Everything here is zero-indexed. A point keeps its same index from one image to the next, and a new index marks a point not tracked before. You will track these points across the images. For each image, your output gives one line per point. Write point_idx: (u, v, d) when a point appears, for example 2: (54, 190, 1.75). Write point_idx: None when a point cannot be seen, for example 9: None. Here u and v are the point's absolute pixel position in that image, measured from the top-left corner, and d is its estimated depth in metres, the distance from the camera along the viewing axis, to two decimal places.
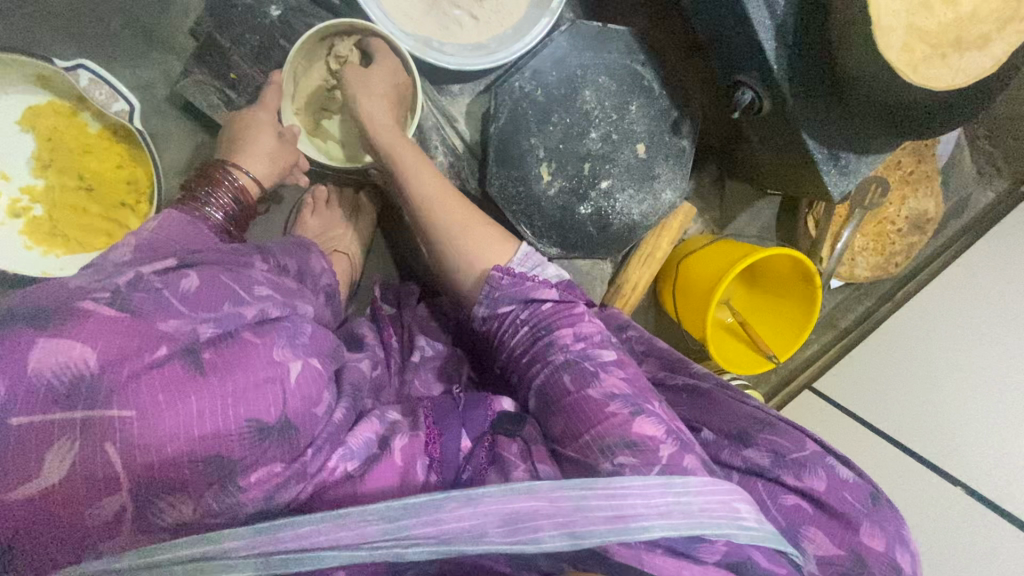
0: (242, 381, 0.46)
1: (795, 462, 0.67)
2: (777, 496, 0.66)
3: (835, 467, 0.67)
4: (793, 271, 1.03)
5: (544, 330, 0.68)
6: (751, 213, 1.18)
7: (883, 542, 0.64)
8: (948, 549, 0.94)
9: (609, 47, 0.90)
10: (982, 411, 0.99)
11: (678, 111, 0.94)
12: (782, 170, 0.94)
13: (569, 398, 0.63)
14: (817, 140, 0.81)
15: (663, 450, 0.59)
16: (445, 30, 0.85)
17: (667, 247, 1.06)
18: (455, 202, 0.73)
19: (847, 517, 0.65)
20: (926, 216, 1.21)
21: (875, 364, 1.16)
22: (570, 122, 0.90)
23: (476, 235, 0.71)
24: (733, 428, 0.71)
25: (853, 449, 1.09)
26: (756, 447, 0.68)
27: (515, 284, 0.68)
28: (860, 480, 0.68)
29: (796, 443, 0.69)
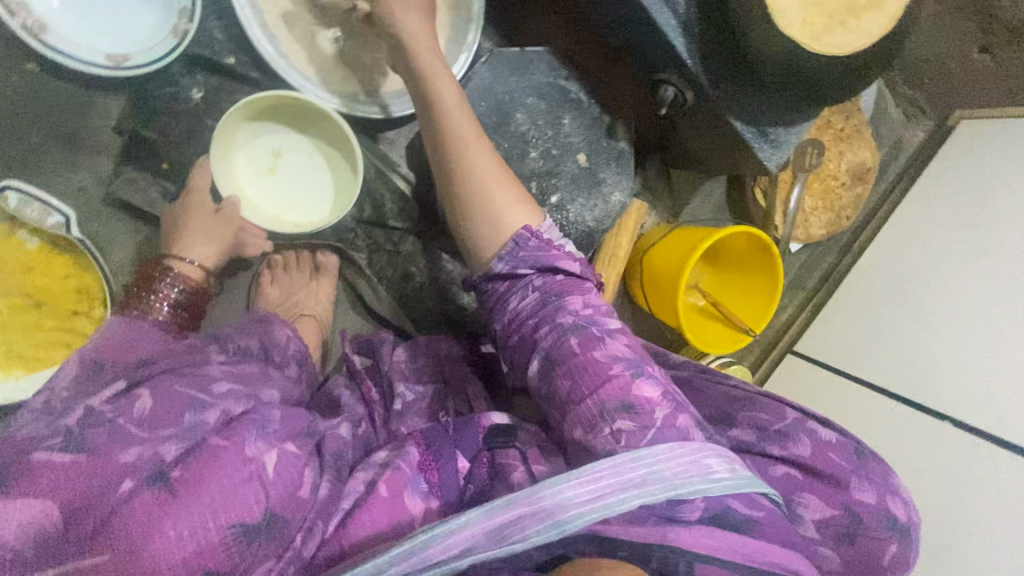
0: (219, 488, 0.46)
1: (775, 433, 0.68)
2: (767, 469, 0.67)
3: (816, 431, 0.68)
4: (750, 245, 1.07)
5: (557, 293, 0.65)
6: (702, 196, 1.22)
7: (869, 493, 0.65)
8: (953, 492, 0.94)
9: (532, 67, 0.91)
10: (957, 343, 1.00)
11: (610, 116, 0.97)
12: (718, 152, 0.98)
13: (574, 359, 0.61)
14: (744, 121, 0.84)
15: (658, 411, 0.58)
16: (368, 79, 0.85)
17: (625, 245, 1.09)
18: (483, 147, 0.68)
19: (832, 476, 0.65)
20: (866, 166, 1.26)
21: (854, 309, 1.19)
22: (508, 146, 0.91)
23: (511, 194, 0.67)
24: (716, 411, 0.72)
25: (836, 400, 1.14)
26: (740, 427, 0.70)
27: (543, 251, 0.65)
28: (840, 437, 0.68)
29: (778, 415, 0.70)
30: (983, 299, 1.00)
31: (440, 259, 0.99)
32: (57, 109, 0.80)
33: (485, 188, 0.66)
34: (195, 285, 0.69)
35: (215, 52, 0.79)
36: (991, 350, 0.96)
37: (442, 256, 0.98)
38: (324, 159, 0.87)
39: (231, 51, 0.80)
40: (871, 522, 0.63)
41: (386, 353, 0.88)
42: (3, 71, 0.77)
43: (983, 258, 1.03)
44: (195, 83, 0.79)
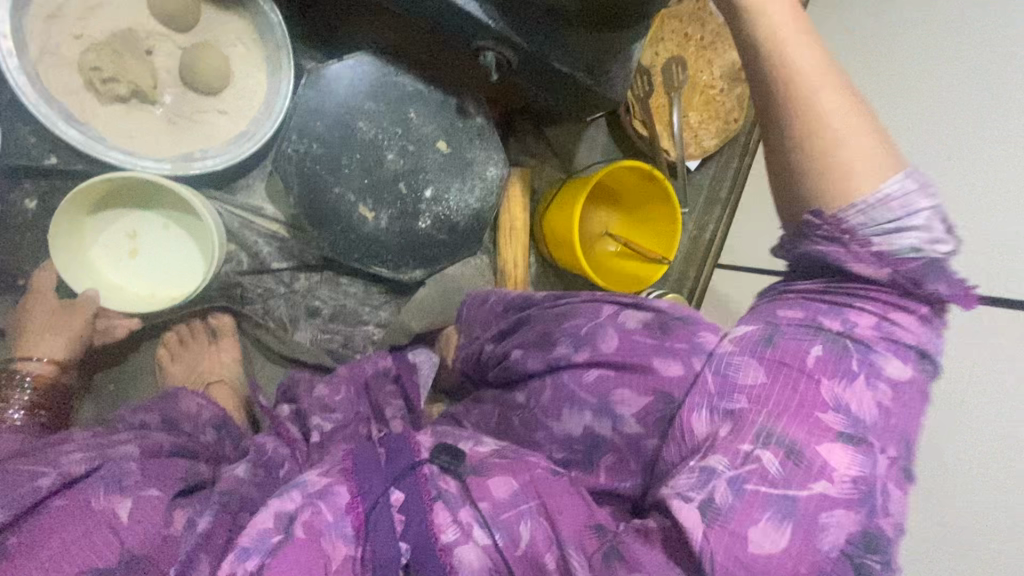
0: (65, 536, 0.53)
1: (584, 335, 0.70)
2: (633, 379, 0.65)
3: (623, 322, 0.69)
4: (637, 177, 1.07)
5: (825, 297, 0.52)
6: (587, 144, 1.21)
7: (678, 366, 0.64)
8: (965, 371, 0.77)
9: (358, 72, 0.89)
10: (956, 180, 0.81)
11: (457, 95, 0.95)
12: (569, 100, 0.98)
13: (788, 368, 0.51)
14: (570, 65, 0.84)
15: (817, 490, 0.47)
16: (200, 137, 0.86)
17: (522, 216, 1.09)
18: (861, 124, 0.50)
19: (638, 364, 0.66)
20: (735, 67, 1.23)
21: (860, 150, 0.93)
22: (361, 157, 0.90)
23: (864, 141, 0.50)
24: (588, 326, 0.71)
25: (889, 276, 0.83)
26: (610, 339, 0.69)
27: (834, 244, 0.50)
28: (647, 318, 0.69)
29: (592, 315, 0.72)
30: (984, 114, 0.80)
31: (340, 285, 0.99)
32: None
33: (826, 159, 0.50)
34: (45, 384, 0.74)
35: (32, 155, 0.78)
36: (1017, 164, 0.75)
37: (337, 280, 0.99)
38: (180, 230, 0.88)
39: (49, 151, 0.79)
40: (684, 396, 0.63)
41: (306, 392, 0.86)
42: None
43: (970, 64, 0.82)
44: (26, 193, 0.80)
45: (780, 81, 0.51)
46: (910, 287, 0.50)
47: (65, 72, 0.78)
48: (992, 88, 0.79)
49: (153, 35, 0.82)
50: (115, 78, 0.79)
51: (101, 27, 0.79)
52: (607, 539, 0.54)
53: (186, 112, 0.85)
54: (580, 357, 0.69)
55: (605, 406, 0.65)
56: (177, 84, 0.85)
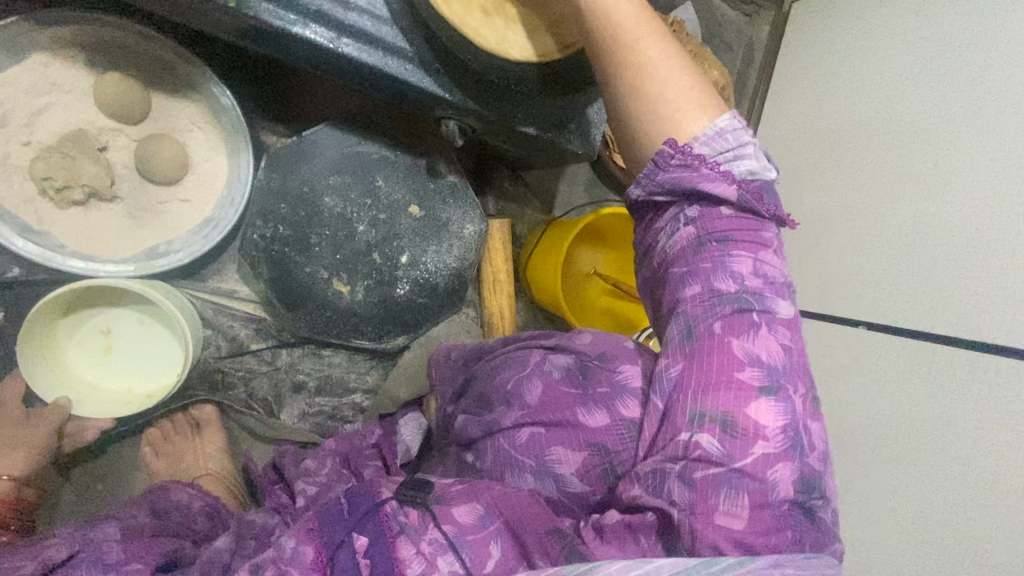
0: None
1: (512, 390, 0.66)
2: (569, 433, 0.60)
3: (549, 370, 0.67)
4: (620, 221, 1.05)
5: (706, 249, 0.52)
6: (568, 181, 1.17)
7: (605, 414, 0.61)
8: (902, 380, 0.83)
9: (318, 146, 0.86)
10: (930, 196, 0.86)
11: (425, 157, 0.92)
12: (541, 152, 0.95)
13: (710, 347, 0.50)
14: (538, 125, 0.81)
15: (759, 452, 0.47)
16: (164, 228, 0.84)
17: (505, 267, 1.05)
18: (679, 73, 0.53)
19: (564, 417, 0.61)
20: (719, 85, 1.20)
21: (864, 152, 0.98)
22: (331, 231, 0.87)
23: (685, 112, 0.53)
24: (512, 381, 0.68)
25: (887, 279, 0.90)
26: (532, 385, 0.65)
27: (687, 171, 0.52)
28: (571, 361, 0.68)
29: (520, 366, 0.69)
30: (965, 146, 0.84)
31: (322, 356, 0.97)
32: None
33: (651, 124, 0.54)
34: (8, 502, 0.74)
35: None
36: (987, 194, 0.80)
37: (319, 352, 0.97)
38: (154, 325, 0.86)
39: (11, 262, 0.80)
40: (617, 442, 0.59)
41: (292, 466, 0.84)
42: None
43: (943, 99, 0.88)
44: None
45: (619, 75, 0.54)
46: (754, 207, 0.52)
47: (16, 182, 0.76)
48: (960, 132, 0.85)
49: (102, 132, 0.79)
50: (67, 185, 0.77)
51: (47, 131, 0.77)
52: (567, 542, 0.50)
53: (146, 206, 0.83)
54: (503, 422, 0.63)
55: (546, 470, 0.59)
56: (134, 180, 0.82)
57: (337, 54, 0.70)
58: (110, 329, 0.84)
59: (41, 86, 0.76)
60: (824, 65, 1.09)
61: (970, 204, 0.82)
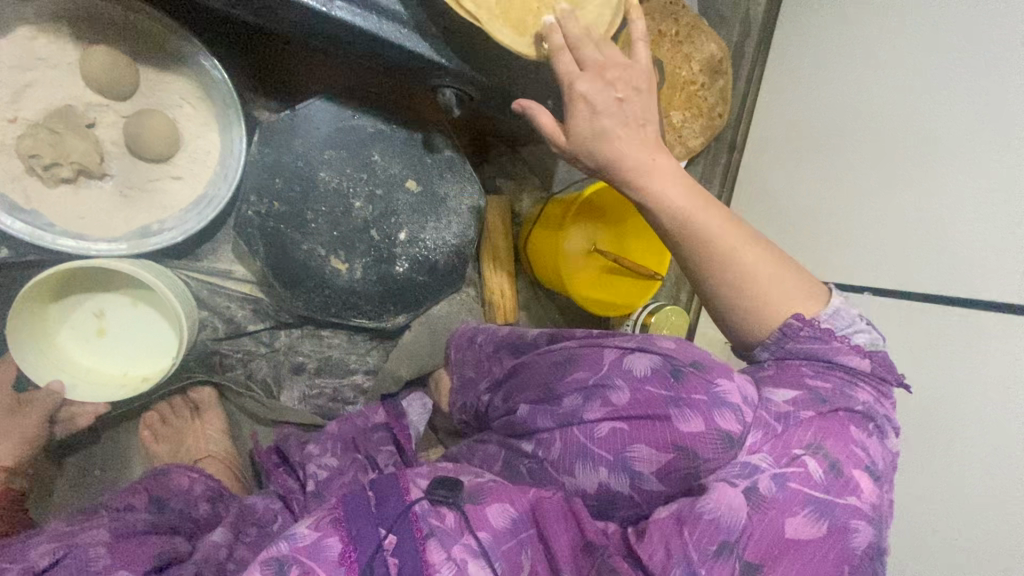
0: None
1: (592, 387, 0.62)
2: (657, 434, 0.57)
3: (630, 368, 0.62)
4: (624, 194, 1.02)
5: (835, 369, 0.57)
6: (566, 157, 1.15)
7: (699, 419, 0.56)
8: (923, 354, 0.84)
9: (312, 121, 0.84)
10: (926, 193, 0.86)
11: (421, 131, 0.90)
12: (539, 122, 0.93)
13: (834, 414, 0.54)
14: (536, 92, 0.79)
15: (852, 503, 0.50)
16: (156, 207, 0.82)
17: (504, 241, 1.04)
18: (788, 279, 0.58)
19: (648, 416, 0.58)
20: (716, 57, 1.18)
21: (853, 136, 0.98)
22: (328, 208, 0.85)
23: (790, 295, 0.58)
24: (592, 375, 0.63)
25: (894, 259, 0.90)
26: (615, 384, 0.61)
27: (820, 343, 0.57)
28: (657, 362, 0.62)
29: (595, 364, 0.65)
30: (966, 144, 0.82)
31: (322, 338, 0.95)
32: None
33: (757, 309, 0.58)
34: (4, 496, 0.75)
35: None
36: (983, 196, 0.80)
37: (318, 333, 0.95)
38: (148, 307, 0.84)
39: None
40: (709, 452, 0.55)
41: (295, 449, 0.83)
42: None
43: (947, 93, 0.85)
44: None
45: (728, 280, 0.58)
46: (883, 375, 0.57)
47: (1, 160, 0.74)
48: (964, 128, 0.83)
49: (90, 108, 0.77)
50: (56, 163, 0.76)
51: (32, 107, 0.75)
52: (601, 555, 0.52)
53: (137, 184, 0.82)
54: (587, 413, 0.61)
55: (622, 464, 0.57)
56: (123, 156, 0.81)
57: (327, 19, 0.68)
58: (105, 311, 0.83)
59: (26, 60, 0.74)
60: (818, 48, 1.06)
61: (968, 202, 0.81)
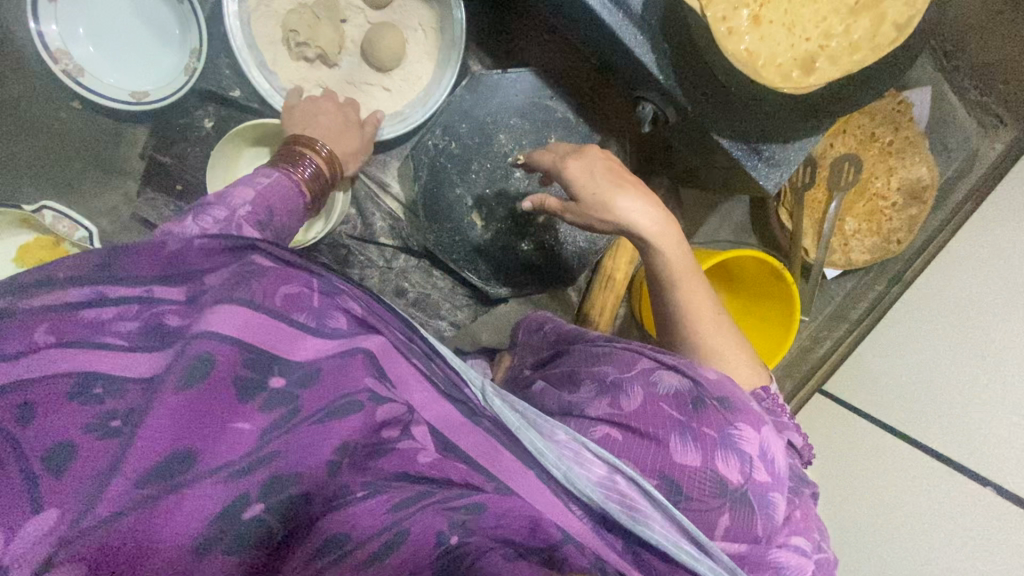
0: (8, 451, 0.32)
1: (609, 384, 0.62)
2: (657, 457, 0.55)
3: (656, 382, 0.61)
4: (764, 272, 0.98)
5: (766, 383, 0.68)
6: (719, 216, 1.14)
7: (698, 455, 0.55)
8: (939, 532, 0.91)
9: (514, 88, 0.90)
10: (947, 425, 0.95)
11: (602, 135, 0.94)
12: (714, 169, 0.92)
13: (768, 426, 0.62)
14: (732, 139, 0.77)
15: (800, 526, 0.57)
16: (362, 103, 0.92)
17: (626, 268, 1.01)
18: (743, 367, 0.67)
19: (654, 434, 0.57)
20: (922, 183, 1.10)
21: (915, 355, 1.02)
22: (492, 167, 0.91)
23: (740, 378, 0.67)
24: (607, 379, 0.63)
25: (884, 483, 0.97)
26: (628, 395, 0.60)
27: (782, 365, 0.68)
28: (685, 386, 0.60)
29: (625, 365, 0.64)
30: (980, 456, 0.92)
31: (431, 276, 1.02)
32: (93, 138, 0.88)
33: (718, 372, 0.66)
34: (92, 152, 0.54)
35: (223, 86, 0.88)
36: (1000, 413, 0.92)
37: (431, 272, 1.02)
38: None
39: (237, 85, 0.88)
40: (699, 489, 0.54)
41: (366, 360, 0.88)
42: (54, 106, 0.86)
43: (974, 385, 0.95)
44: (207, 114, 0.89)
45: (688, 326, 0.67)
46: None
47: (268, 22, 0.88)
48: (997, 352, 0.94)
49: (351, 11, 0.90)
50: (306, 42, 0.87)
51: None
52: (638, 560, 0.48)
53: (358, 80, 0.92)
54: (589, 411, 0.60)
55: None
56: (356, 56, 0.92)
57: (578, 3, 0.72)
58: None
59: None
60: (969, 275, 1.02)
61: (985, 412, 0.93)
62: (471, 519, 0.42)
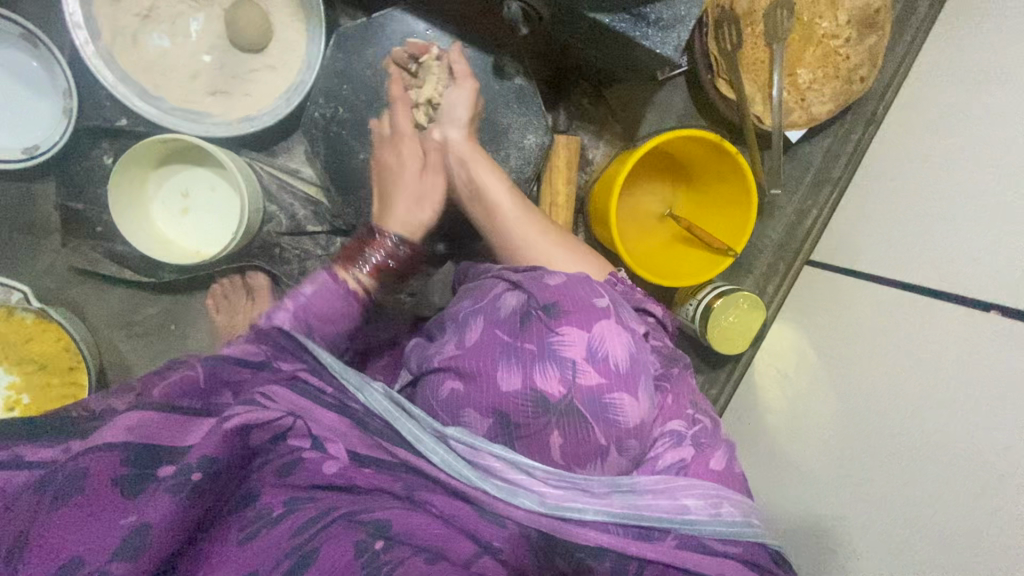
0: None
1: (462, 321, 0.65)
2: (498, 386, 0.59)
3: (498, 308, 0.64)
4: (705, 149, 0.91)
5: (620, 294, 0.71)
6: (658, 109, 1.05)
7: (520, 375, 0.59)
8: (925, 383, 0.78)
9: (386, 33, 0.85)
10: (935, 259, 0.83)
11: (495, 55, 0.88)
12: (617, 55, 0.85)
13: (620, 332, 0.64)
14: (609, 12, 0.71)
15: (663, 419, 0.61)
16: (246, 93, 0.89)
17: (565, 190, 0.95)
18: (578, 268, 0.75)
19: (484, 366, 0.60)
20: (873, 8, 0.97)
21: (893, 199, 0.92)
22: (388, 122, 0.86)
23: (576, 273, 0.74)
24: (460, 318, 0.65)
25: (868, 351, 0.87)
26: (471, 330, 0.63)
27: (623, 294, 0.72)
28: (518, 308, 0.64)
29: (478, 296, 0.67)
30: (966, 279, 0.78)
31: None
32: (11, 204, 0.91)
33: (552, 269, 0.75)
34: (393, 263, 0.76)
35: (107, 119, 0.87)
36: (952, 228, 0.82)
37: None
38: (224, 192, 0.94)
39: (120, 113, 0.87)
40: (523, 410, 0.58)
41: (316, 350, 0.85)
42: None
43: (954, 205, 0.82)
44: (103, 151, 0.88)
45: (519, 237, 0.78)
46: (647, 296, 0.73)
47: (125, 45, 0.84)
48: (951, 168, 0.84)
49: (201, 4, 0.87)
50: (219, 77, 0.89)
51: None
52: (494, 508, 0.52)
53: (237, 72, 0.89)
54: (439, 355, 0.63)
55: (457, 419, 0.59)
56: (224, 48, 0.88)
57: None
58: (194, 193, 0.93)
59: None
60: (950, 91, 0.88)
61: (938, 231, 0.84)
62: (383, 530, 0.46)
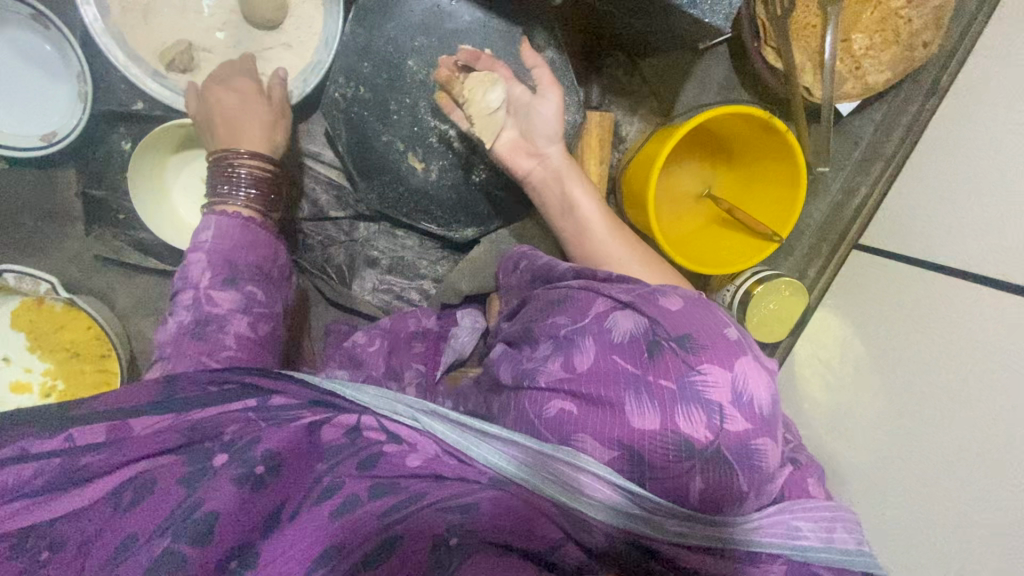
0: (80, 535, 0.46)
1: (563, 338, 0.59)
2: (623, 419, 0.52)
3: (609, 329, 0.57)
4: (754, 127, 0.84)
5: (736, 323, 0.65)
6: (697, 79, 0.98)
7: (657, 417, 0.51)
8: (993, 383, 0.74)
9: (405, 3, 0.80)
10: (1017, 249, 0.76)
11: (524, 26, 0.83)
12: (657, 25, 0.80)
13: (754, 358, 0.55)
14: None
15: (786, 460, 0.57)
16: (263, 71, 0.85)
17: (598, 170, 0.89)
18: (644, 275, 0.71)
19: (609, 399, 0.53)
20: None
21: (960, 177, 0.85)
22: (411, 100, 0.82)
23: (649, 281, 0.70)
24: (561, 332, 0.59)
25: (919, 339, 0.83)
26: (580, 351, 0.57)
27: None
28: (640, 327, 0.56)
29: (579, 313, 0.60)
30: None
31: (397, 237, 0.96)
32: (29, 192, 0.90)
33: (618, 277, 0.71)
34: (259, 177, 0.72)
35: (123, 103, 0.84)
36: None
37: (394, 232, 0.96)
38: None
39: (135, 97, 0.84)
40: (659, 452, 0.51)
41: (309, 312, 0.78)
42: None
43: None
44: (121, 136, 0.86)
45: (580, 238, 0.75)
46: None
47: (138, 24, 0.80)
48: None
49: None
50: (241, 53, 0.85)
51: None
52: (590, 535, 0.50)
53: (253, 49, 0.85)
54: (540, 374, 0.57)
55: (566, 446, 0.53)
56: (238, 24, 0.84)
57: None
58: None
59: None
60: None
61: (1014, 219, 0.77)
62: (467, 516, 0.48)
